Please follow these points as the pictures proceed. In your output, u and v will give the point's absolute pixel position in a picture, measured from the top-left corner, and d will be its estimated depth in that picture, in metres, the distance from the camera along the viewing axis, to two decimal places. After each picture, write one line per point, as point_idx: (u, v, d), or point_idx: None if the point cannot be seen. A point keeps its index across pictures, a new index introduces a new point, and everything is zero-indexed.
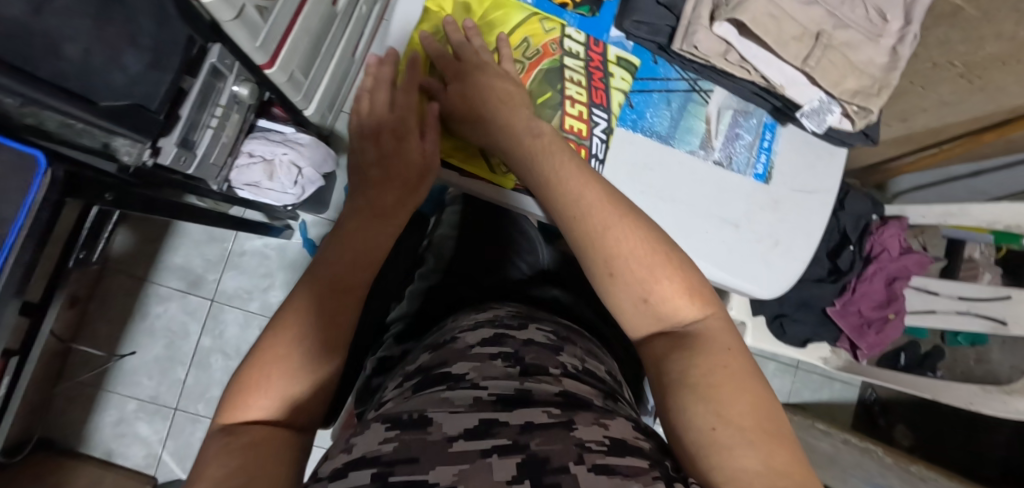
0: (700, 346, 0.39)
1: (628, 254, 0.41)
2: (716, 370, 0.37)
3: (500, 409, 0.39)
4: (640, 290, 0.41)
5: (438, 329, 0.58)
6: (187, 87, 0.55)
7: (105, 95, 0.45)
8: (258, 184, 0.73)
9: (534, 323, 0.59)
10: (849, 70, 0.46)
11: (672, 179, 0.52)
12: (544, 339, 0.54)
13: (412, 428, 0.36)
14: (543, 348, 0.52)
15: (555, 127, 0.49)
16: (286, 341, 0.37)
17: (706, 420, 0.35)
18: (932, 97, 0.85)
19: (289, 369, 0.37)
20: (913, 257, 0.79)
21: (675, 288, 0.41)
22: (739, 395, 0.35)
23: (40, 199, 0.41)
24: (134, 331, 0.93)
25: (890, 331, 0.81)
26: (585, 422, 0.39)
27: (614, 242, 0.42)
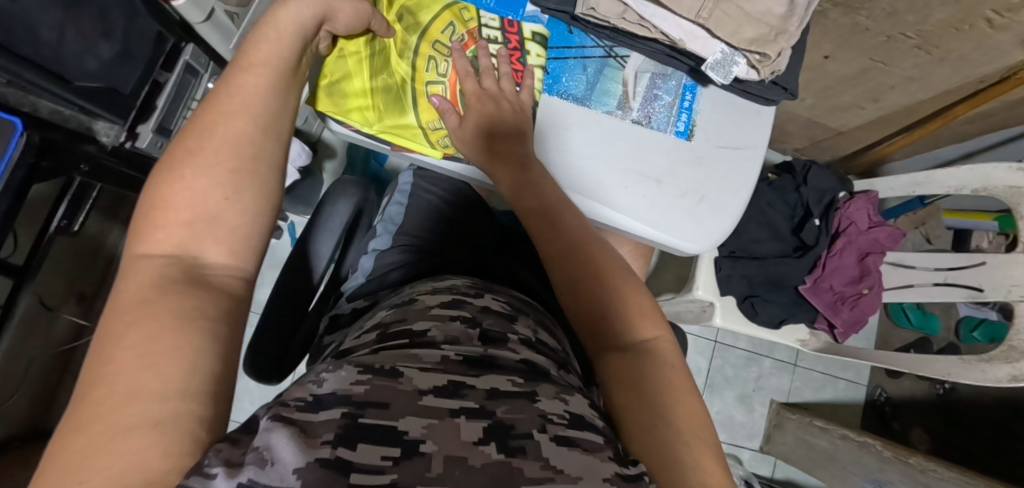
0: (650, 362, 0.40)
1: (595, 277, 0.44)
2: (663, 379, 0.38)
3: (467, 372, 0.35)
4: (599, 309, 0.43)
5: (396, 292, 0.56)
6: (162, 81, 0.62)
7: (78, 76, 0.52)
8: None
9: (490, 293, 0.56)
10: (744, 20, 0.48)
11: (598, 140, 0.55)
12: (503, 309, 0.51)
13: (385, 375, 0.32)
14: (499, 316, 0.49)
15: (495, 108, 0.52)
16: (196, 171, 0.34)
17: (650, 417, 0.35)
18: (896, 73, 0.85)
19: (199, 200, 0.34)
20: (884, 230, 0.78)
21: (642, 307, 0.43)
22: (689, 404, 0.37)
23: (15, 159, 0.47)
24: None
25: (865, 307, 0.79)
26: (547, 394, 0.35)
27: (584, 264, 0.45)
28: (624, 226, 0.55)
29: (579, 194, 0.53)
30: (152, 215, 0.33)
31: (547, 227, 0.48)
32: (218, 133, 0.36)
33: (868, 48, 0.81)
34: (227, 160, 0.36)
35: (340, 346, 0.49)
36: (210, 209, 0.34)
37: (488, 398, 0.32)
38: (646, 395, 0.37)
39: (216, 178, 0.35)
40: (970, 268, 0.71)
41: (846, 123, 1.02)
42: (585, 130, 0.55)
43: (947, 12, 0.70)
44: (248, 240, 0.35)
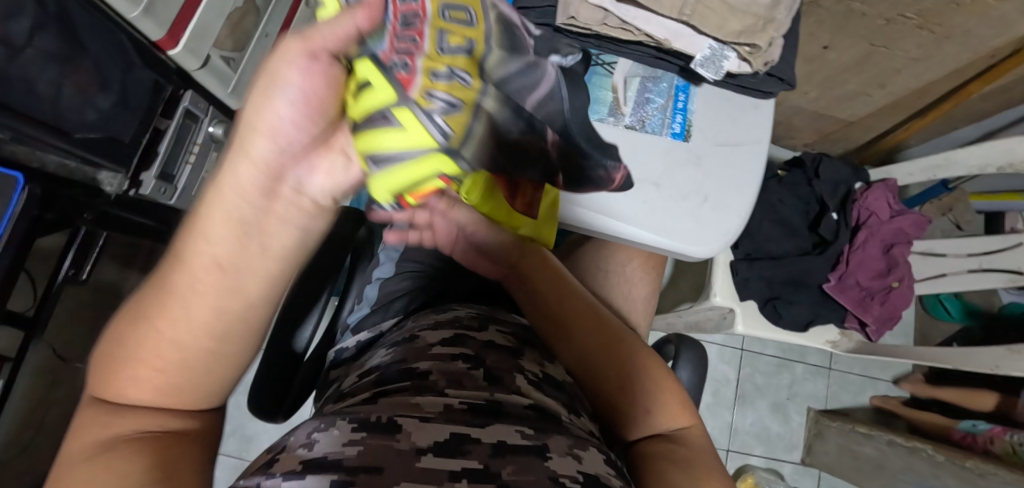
0: (654, 381, 0.44)
1: (599, 337, 0.46)
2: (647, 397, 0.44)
3: (471, 421, 0.33)
4: (619, 369, 0.44)
5: (398, 327, 0.54)
6: (163, 128, 0.65)
7: (77, 128, 0.53)
8: None
9: (497, 319, 0.52)
10: (729, 13, 0.47)
11: (648, 166, 0.54)
12: (511, 338, 0.47)
13: (381, 432, 0.31)
14: (506, 353, 0.45)
15: (429, 91, 0.27)
16: (148, 382, 0.28)
17: (650, 408, 0.42)
18: (901, 56, 0.84)
19: (152, 393, 0.28)
20: (906, 218, 0.75)
21: (633, 354, 0.45)
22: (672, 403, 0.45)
23: (19, 213, 0.48)
24: None
25: (896, 301, 0.75)
26: (559, 448, 0.33)
27: (594, 333, 0.46)
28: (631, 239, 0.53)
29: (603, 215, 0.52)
30: (132, 328, 0.28)
31: (558, 313, 0.48)
32: (194, 255, 0.27)
33: (866, 32, 0.80)
34: (160, 361, 0.28)
35: (342, 388, 0.47)
36: (193, 355, 0.28)
37: (491, 456, 0.30)
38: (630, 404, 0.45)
39: (165, 363, 0.28)
40: (1008, 250, 0.66)
41: (854, 113, 1.00)
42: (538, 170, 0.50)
43: None
44: (202, 379, 0.30)
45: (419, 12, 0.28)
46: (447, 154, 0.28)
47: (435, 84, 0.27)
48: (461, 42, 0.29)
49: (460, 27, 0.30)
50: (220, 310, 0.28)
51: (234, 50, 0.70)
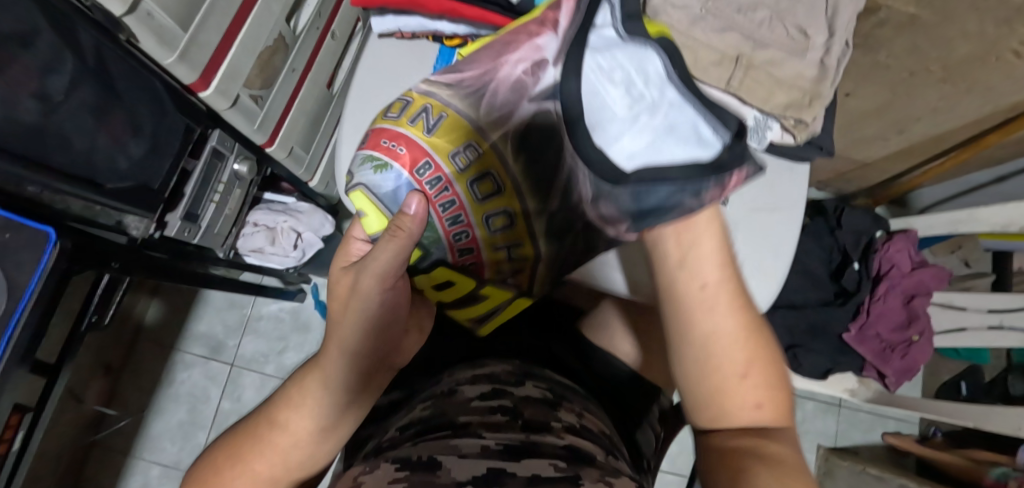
0: (754, 359, 0.37)
1: (707, 310, 0.37)
2: (730, 388, 0.36)
3: (508, 458, 0.33)
4: (710, 339, 0.37)
5: (433, 381, 0.53)
6: (190, 168, 0.64)
7: (109, 178, 0.52)
8: (262, 250, 0.80)
9: (531, 376, 0.52)
10: (775, 87, 0.48)
11: None
12: (545, 393, 0.48)
13: (422, 470, 0.30)
14: (540, 405, 0.45)
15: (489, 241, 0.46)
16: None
17: (737, 378, 0.36)
18: (922, 106, 0.84)
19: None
20: (928, 271, 0.75)
21: (738, 328, 0.37)
22: (762, 392, 0.36)
23: (50, 268, 0.47)
24: (161, 398, 1.01)
25: (917, 355, 0.74)
26: (591, 479, 0.33)
27: (697, 294, 0.37)
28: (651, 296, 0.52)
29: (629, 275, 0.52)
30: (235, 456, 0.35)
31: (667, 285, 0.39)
32: (297, 418, 0.37)
33: (889, 82, 0.81)
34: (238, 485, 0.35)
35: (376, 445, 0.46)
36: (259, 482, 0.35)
37: (528, 485, 0.29)
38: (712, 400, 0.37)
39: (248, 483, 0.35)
40: None
41: (871, 155, 1.01)
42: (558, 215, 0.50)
43: (972, 44, 0.70)
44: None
45: (457, 203, 0.43)
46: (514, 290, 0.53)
47: (488, 233, 0.45)
48: (484, 193, 0.43)
49: (484, 189, 0.43)
50: (302, 465, 0.37)
51: (263, 88, 0.69)
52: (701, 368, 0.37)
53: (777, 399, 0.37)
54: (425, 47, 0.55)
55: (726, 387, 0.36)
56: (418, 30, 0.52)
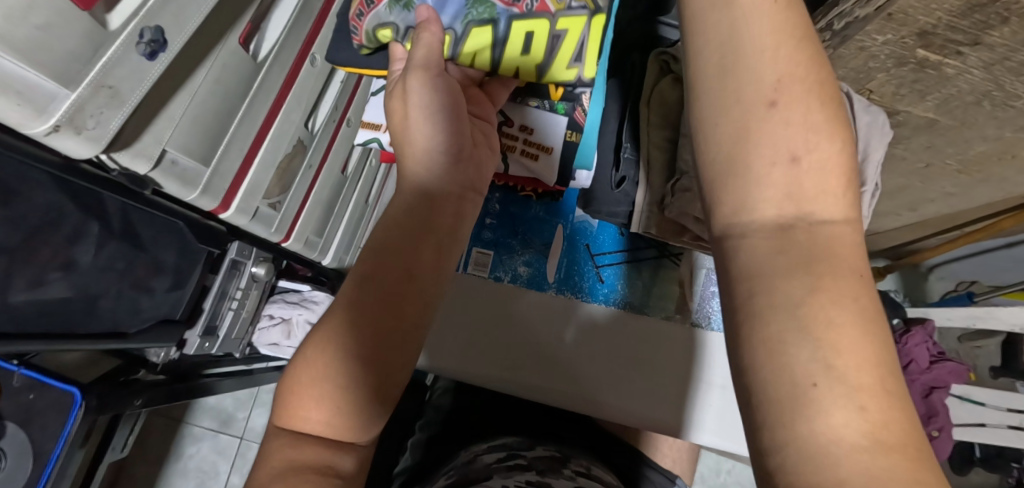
0: (821, 171, 0.28)
1: (780, 110, 0.28)
2: (769, 166, 0.28)
3: None
4: (783, 111, 0.28)
5: (452, 459, 0.57)
6: (209, 283, 0.63)
7: (135, 322, 0.51)
8: (277, 344, 0.78)
9: (540, 444, 0.60)
10: None
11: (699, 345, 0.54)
12: (555, 453, 0.57)
13: None
14: (552, 461, 0.55)
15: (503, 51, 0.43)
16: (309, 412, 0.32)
17: (805, 372, 0.25)
18: (936, 190, 0.85)
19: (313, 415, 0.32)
20: (946, 366, 0.75)
21: (807, 145, 0.28)
22: (833, 199, 0.28)
23: (74, 433, 0.45)
24: (168, 474, 0.99)
25: (937, 449, 0.74)
26: None
27: (757, 84, 0.28)
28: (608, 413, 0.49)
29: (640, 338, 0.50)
30: (304, 369, 0.33)
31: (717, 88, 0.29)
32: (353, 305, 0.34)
33: (903, 170, 0.82)
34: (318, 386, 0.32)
35: None
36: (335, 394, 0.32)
37: None
38: (739, 182, 0.28)
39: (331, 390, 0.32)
40: None
41: (882, 227, 1.01)
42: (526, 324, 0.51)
43: (989, 145, 0.70)
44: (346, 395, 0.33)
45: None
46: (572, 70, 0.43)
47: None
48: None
49: None
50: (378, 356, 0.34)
51: (282, 192, 0.68)
52: (730, 162, 0.29)
53: (830, 156, 0.28)
54: None
55: (796, 231, 0.28)
56: None
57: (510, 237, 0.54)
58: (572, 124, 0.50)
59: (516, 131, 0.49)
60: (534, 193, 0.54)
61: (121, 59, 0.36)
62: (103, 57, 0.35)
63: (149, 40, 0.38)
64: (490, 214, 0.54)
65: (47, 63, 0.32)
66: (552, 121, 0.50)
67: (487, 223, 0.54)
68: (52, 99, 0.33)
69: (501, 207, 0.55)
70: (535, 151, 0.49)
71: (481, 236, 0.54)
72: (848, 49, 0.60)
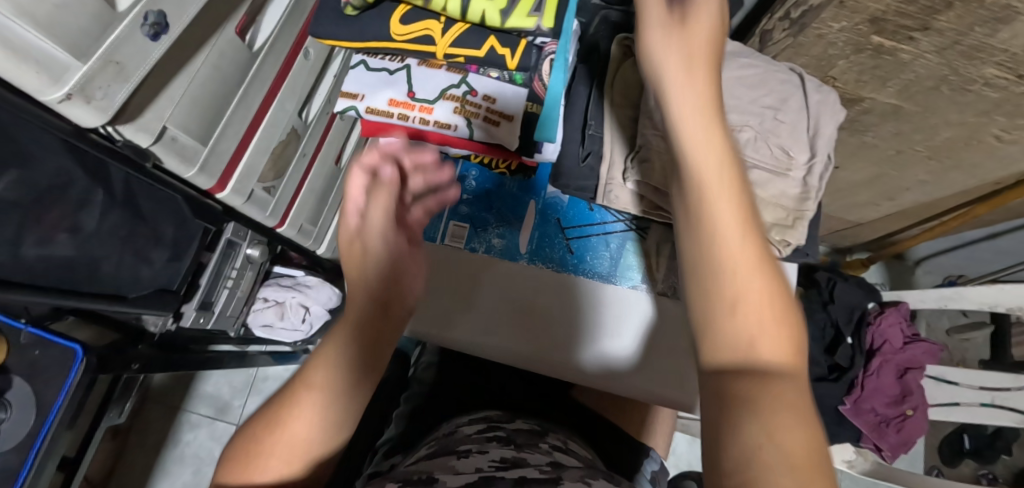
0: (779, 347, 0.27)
1: (738, 254, 0.28)
2: (737, 279, 0.28)
3: (498, 471, 0.43)
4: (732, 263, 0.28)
5: (433, 432, 0.60)
6: (205, 261, 0.66)
7: (133, 289, 0.55)
8: (271, 325, 0.82)
9: (520, 417, 0.62)
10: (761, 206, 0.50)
11: None
12: (534, 427, 0.58)
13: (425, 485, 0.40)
14: (529, 434, 0.56)
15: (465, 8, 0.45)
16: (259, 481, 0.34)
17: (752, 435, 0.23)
18: (910, 178, 0.87)
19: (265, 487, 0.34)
20: (920, 346, 0.77)
21: (749, 302, 0.27)
22: (776, 338, 0.27)
23: (77, 384, 0.49)
24: (166, 460, 1.02)
25: (913, 429, 0.76)
26: (572, 479, 0.42)
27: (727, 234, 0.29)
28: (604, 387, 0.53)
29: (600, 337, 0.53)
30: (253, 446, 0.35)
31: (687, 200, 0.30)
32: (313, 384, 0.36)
33: (876, 159, 0.84)
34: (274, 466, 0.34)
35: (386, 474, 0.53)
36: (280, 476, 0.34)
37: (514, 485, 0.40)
38: (707, 331, 0.28)
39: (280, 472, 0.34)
40: None
41: (864, 218, 1.03)
42: (520, 310, 0.54)
43: (954, 131, 0.72)
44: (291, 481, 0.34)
45: None
46: (533, 16, 0.46)
47: None
48: None
49: None
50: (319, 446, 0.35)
51: (276, 178, 0.72)
52: (704, 307, 0.28)
53: (773, 307, 0.27)
54: None
55: (743, 374, 0.26)
56: None
57: (485, 212, 0.57)
58: (533, 95, 0.52)
59: (478, 100, 0.52)
60: (507, 170, 0.57)
61: (126, 39, 0.40)
62: (111, 36, 0.39)
63: (152, 23, 0.42)
64: (466, 190, 0.57)
65: (62, 36, 0.36)
66: (511, 92, 0.52)
67: (463, 199, 0.57)
68: (66, 70, 0.37)
69: (477, 184, 0.58)
70: (498, 118, 0.52)
71: (458, 210, 0.57)
72: (808, 37, 0.64)
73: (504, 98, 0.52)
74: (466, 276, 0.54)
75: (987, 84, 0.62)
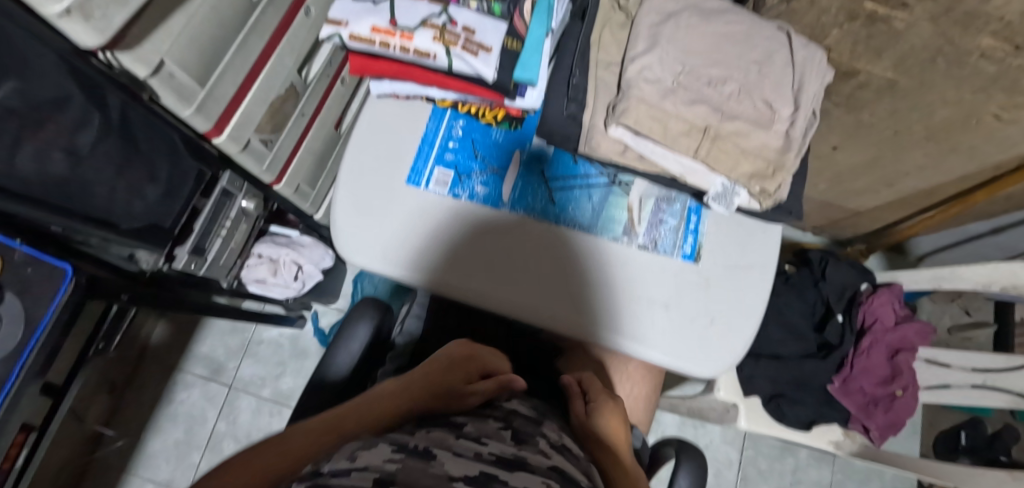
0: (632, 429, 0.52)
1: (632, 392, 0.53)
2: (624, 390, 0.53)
3: (500, 466, 0.32)
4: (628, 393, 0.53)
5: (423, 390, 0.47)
6: (200, 206, 0.68)
7: (126, 219, 0.56)
8: (264, 281, 0.83)
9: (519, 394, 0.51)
10: (741, 156, 0.50)
11: (658, 276, 0.55)
12: (533, 409, 0.46)
13: (417, 456, 0.30)
14: (529, 418, 0.43)
15: None
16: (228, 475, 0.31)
17: None
18: (908, 162, 0.85)
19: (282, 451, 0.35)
20: (910, 326, 0.76)
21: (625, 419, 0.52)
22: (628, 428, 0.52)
23: (64, 303, 0.51)
24: (159, 417, 1.03)
25: (901, 409, 0.75)
26: None
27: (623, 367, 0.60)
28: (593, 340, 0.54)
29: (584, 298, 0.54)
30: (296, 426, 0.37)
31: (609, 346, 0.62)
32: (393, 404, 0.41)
33: (874, 140, 0.83)
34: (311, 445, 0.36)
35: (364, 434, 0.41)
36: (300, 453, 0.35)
37: None
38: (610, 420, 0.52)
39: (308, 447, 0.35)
40: None
41: (863, 206, 1.02)
42: (514, 265, 0.54)
43: (951, 109, 0.71)
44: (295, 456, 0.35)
45: None
46: None
47: None
48: None
49: None
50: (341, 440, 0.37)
51: (274, 132, 0.73)
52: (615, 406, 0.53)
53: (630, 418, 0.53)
54: (418, 106, 0.59)
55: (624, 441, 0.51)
56: (412, 92, 0.56)
57: (470, 160, 0.57)
58: (512, 32, 0.51)
59: (457, 32, 0.49)
60: (493, 120, 0.58)
61: None
62: None
63: None
64: (451, 138, 0.58)
65: None
66: (492, 26, 0.50)
67: (449, 147, 0.58)
68: None
69: (463, 133, 0.58)
70: (475, 49, 0.48)
71: (443, 158, 0.57)
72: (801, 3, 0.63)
73: (481, 32, 0.50)
74: (455, 221, 0.55)
75: (982, 57, 0.60)
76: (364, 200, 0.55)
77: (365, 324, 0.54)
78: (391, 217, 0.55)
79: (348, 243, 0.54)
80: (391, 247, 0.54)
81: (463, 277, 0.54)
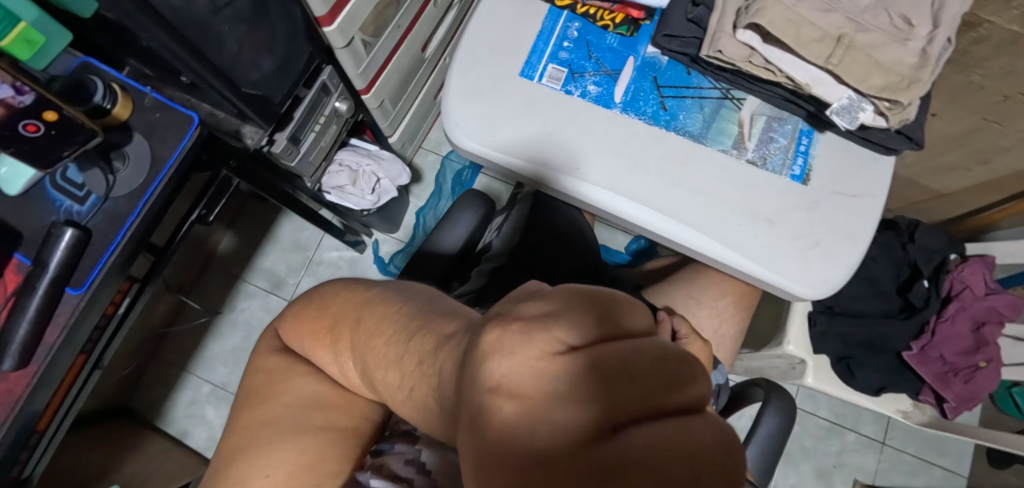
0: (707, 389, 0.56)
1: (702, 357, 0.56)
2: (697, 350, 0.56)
3: None
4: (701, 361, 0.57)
5: None
6: (301, 95, 0.69)
7: (246, 84, 0.58)
8: (343, 188, 0.85)
9: None
10: (874, 68, 0.48)
11: (763, 199, 0.54)
12: None
13: None
14: None
15: None
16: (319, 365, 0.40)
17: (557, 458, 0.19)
18: (1012, 135, 0.80)
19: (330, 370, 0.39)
20: (1001, 298, 0.73)
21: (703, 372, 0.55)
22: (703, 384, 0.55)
23: (187, 148, 0.54)
24: (220, 322, 1.07)
25: (982, 382, 0.72)
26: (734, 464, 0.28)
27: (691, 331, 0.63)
28: (690, 245, 0.54)
29: (679, 213, 0.53)
30: (320, 344, 0.39)
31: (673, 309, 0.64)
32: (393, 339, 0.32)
33: (979, 107, 0.79)
34: (333, 353, 0.38)
35: None
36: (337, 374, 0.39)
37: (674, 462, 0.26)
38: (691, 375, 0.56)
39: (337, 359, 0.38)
40: None
41: (948, 186, 0.98)
42: (619, 163, 0.54)
43: None
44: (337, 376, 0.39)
45: None
46: None
47: None
48: None
49: None
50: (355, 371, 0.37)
51: (374, 36, 0.73)
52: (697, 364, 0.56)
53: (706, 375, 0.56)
54: (535, 4, 0.58)
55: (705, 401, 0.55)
56: None
57: (584, 60, 0.57)
58: None
59: None
60: (611, 23, 0.58)
61: None
62: None
63: None
64: (565, 38, 0.58)
65: None
66: None
67: (564, 46, 0.57)
68: None
69: (578, 34, 0.58)
70: None
71: (557, 56, 0.57)
72: None
73: None
74: (563, 116, 0.55)
75: None
76: (477, 86, 0.56)
77: (470, 213, 0.65)
78: (500, 104, 0.55)
79: (458, 123, 0.55)
80: (499, 132, 0.55)
81: (556, 178, 0.54)
